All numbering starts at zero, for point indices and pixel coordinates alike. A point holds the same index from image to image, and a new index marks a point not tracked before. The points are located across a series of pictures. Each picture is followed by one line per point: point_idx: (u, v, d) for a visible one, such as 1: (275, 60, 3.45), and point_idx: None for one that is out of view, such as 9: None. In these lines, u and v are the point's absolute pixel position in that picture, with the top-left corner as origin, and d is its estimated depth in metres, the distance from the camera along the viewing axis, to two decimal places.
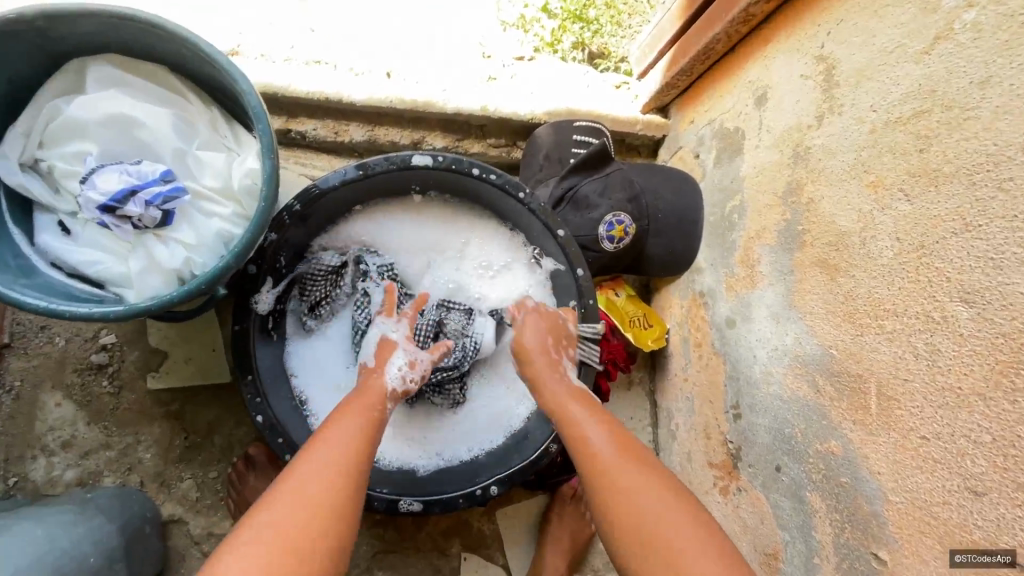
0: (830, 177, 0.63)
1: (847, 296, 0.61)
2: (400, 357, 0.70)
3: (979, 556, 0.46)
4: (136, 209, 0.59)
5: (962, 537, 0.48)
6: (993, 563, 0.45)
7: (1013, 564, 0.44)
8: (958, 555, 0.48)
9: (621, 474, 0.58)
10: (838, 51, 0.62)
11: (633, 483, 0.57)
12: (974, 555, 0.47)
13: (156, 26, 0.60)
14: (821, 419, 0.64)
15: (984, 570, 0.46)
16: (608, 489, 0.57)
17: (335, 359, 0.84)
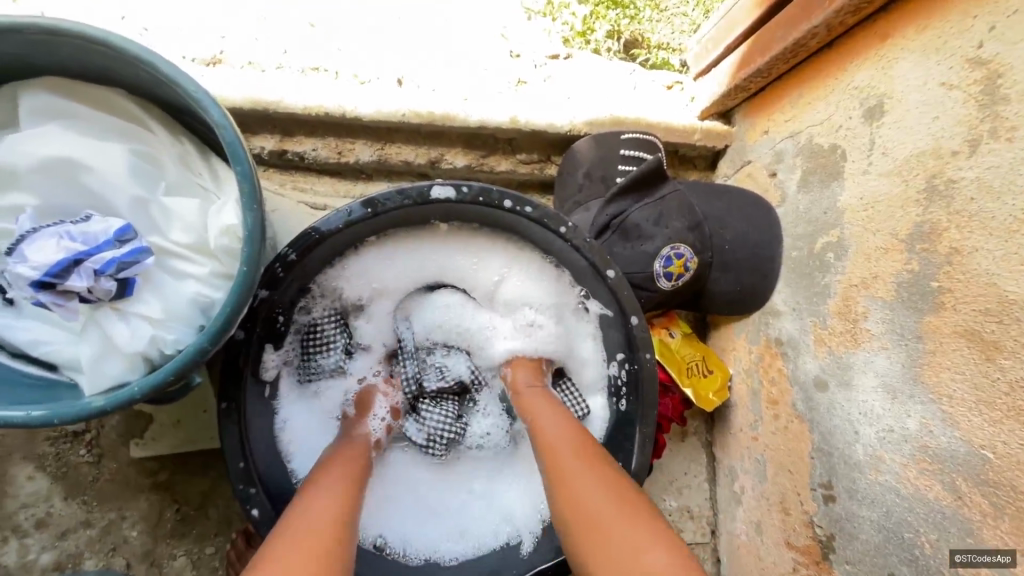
0: (989, 225, 0.47)
1: (1013, 386, 0.45)
2: (382, 406, 0.70)
3: (979, 556, 0.48)
4: (82, 282, 0.46)
5: (966, 539, 0.49)
6: (993, 564, 0.46)
7: (1012, 564, 0.45)
8: (958, 555, 0.50)
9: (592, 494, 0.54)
10: (1008, 55, 0.46)
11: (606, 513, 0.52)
12: (974, 555, 0.48)
13: (97, 42, 0.46)
14: (964, 536, 0.50)
15: (985, 570, 0.47)
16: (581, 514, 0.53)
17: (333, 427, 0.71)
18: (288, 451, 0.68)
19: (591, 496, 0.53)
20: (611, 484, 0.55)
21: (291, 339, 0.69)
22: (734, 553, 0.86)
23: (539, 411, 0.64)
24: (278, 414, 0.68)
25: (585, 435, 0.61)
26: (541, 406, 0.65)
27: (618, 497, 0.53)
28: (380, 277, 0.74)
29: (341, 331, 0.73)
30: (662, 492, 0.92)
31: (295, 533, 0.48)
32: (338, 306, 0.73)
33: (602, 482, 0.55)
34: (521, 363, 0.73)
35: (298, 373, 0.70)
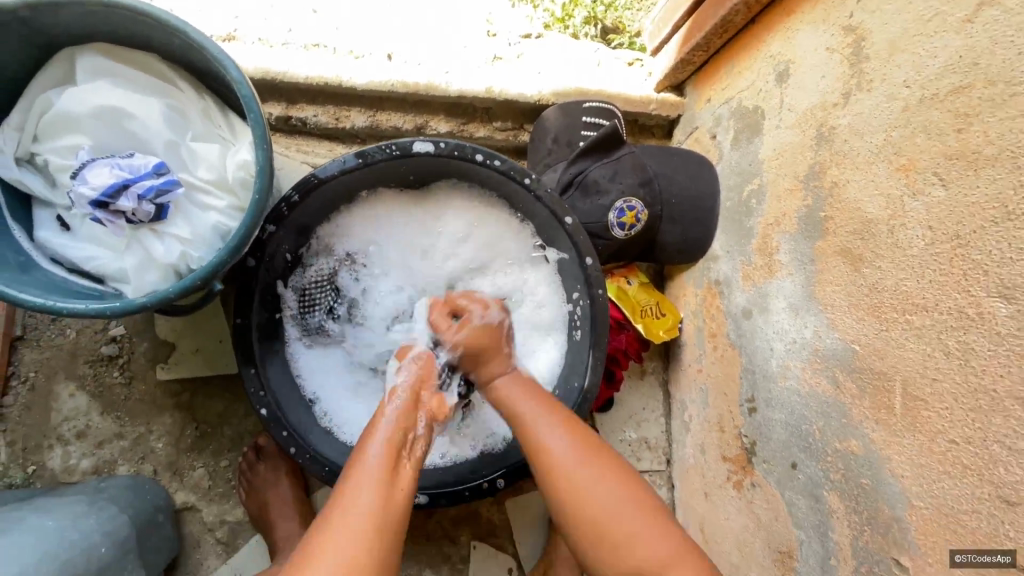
0: (856, 160, 0.58)
1: (871, 288, 0.57)
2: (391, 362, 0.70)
3: (979, 556, 0.45)
4: (129, 203, 0.59)
5: (963, 537, 0.47)
6: (994, 564, 0.44)
7: (1013, 565, 0.43)
8: (958, 555, 0.47)
9: (582, 474, 0.58)
10: (869, 21, 0.57)
11: (592, 486, 0.57)
12: (975, 555, 0.46)
13: (140, 11, 0.58)
14: (841, 418, 0.61)
15: (986, 571, 0.45)
16: (570, 484, 0.58)
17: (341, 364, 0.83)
18: (297, 379, 0.80)
19: (584, 471, 0.58)
20: (592, 459, 0.59)
21: (292, 289, 0.81)
22: (684, 474, 0.97)
23: (515, 400, 0.66)
24: (290, 351, 0.80)
25: (559, 412, 0.64)
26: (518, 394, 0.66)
27: (606, 473, 0.58)
28: (366, 238, 0.85)
29: (333, 289, 0.84)
30: (623, 424, 1.03)
31: (344, 547, 0.48)
32: (329, 271, 0.84)
33: (585, 461, 0.59)
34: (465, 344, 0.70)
35: (299, 322, 0.82)
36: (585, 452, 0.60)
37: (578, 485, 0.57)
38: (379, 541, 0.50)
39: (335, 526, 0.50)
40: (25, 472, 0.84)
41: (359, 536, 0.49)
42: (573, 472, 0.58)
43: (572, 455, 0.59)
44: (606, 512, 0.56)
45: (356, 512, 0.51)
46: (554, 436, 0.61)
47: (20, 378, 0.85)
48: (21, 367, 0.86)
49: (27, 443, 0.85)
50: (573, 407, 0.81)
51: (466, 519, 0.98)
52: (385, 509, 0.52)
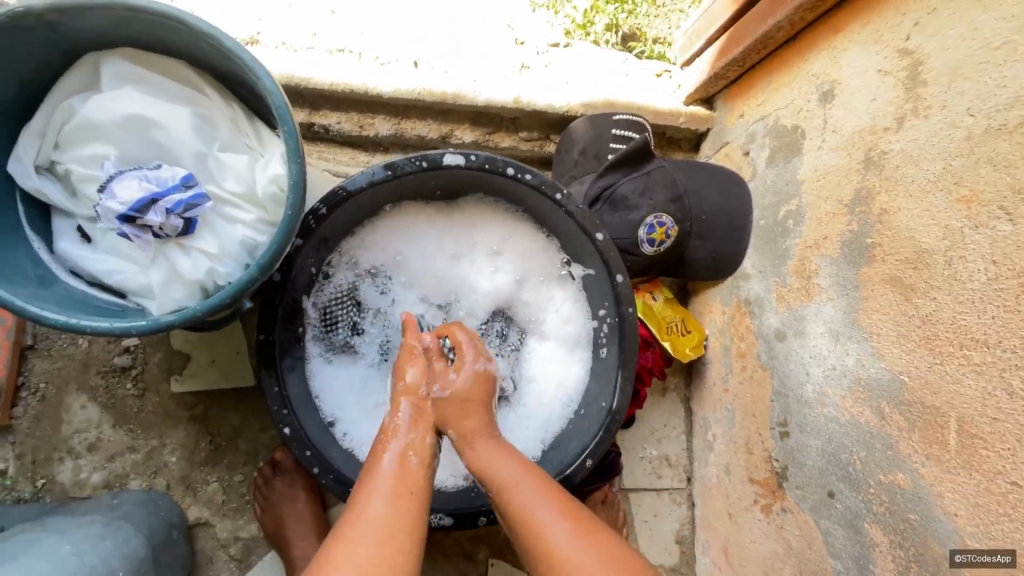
0: (908, 188, 0.57)
1: (925, 320, 0.55)
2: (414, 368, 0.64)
3: (980, 556, 0.49)
4: (157, 218, 0.56)
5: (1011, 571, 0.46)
6: (994, 564, 0.48)
7: (1013, 564, 0.47)
8: (958, 555, 0.51)
9: (587, 564, 0.49)
10: (927, 46, 0.55)
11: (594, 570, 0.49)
12: (975, 555, 0.49)
13: (171, 17, 0.55)
14: (886, 450, 0.59)
15: (987, 570, 0.48)
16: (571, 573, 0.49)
17: (360, 380, 0.80)
18: (315, 398, 0.77)
19: (589, 564, 0.49)
20: (600, 548, 0.50)
21: (316, 304, 0.79)
22: (706, 494, 0.96)
23: (501, 465, 0.56)
24: (309, 369, 0.77)
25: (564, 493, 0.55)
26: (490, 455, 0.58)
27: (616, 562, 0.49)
28: (391, 251, 0.83)
29: (352, 303, 0.81)
30: (643, 441, 1.02)
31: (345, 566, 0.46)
32: (352, 287, 0.81)
33: (591, 546, 0.50)
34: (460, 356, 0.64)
35: (321, 337, 0.79)
36: (594, 543, 0.50)
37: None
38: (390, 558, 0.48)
39: (338, 548, 0.48)
40: (34, 486, 0.82)
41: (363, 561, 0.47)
42: (572, 554, 0.50)
43: (573, 540, 0.50)
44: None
45: (364, 538, 0.48)
46: (552, 515, 0.52)
47: (29, 388, 0.83)
48: (31, 377, 0.83)
49: (36, 456, 0.82)
50: (600, 429, 0.78)
51: (484, 537, 0.96)
52: (394, 538, 0.49)
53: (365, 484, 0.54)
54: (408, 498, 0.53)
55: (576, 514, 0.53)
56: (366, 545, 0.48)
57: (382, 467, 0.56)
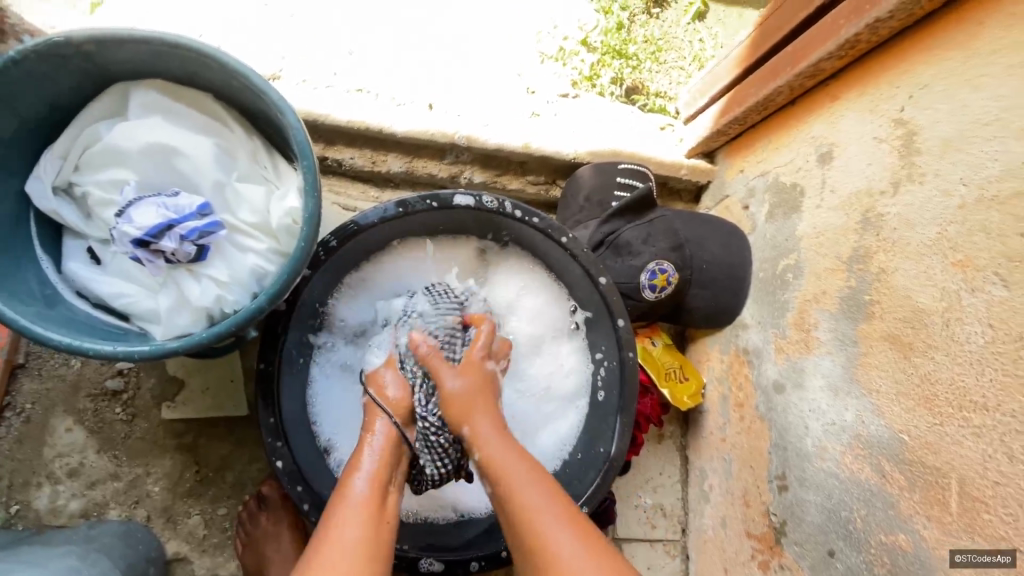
0: (906, 250, 0.59)
1: (924, 378, 0.56)
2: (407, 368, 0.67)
3: (979, 556, 0.49)
4: (171, 244, 0.57)
5: None
6: (993, 563, 0.48)
7: (1012, 564, 0.47)
8: (958, 555, 0.51)
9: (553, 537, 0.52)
10: (921, 117, 0.59)
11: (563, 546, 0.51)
12: (975, 555, 0.49)
13: (207, 55, 0.57)
14: (886, 509, 0.59)
15: (984, 570, 0.48)
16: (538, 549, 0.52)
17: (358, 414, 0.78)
18: (312, 422, 0.76)
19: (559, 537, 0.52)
20: (588, 542, 0.52)
21: (324, 335, 0.79)
22: (701, 547, 0.94)
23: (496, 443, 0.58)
24: (308, 393, 0.76)
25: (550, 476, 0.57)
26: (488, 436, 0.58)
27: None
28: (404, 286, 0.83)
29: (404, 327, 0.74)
30: (639, 489, 1.00)
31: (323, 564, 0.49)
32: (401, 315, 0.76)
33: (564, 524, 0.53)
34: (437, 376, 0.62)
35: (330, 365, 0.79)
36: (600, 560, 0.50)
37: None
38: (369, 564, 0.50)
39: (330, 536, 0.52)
40: (8, 512, 0.78)
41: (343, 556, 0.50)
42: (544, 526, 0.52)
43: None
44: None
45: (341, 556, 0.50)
46: (534, 491, 0.55)
47: (15, 408, 0.80)
48: (18, 398, 0.80)
49: (14, 479, 0.79)
50: (597, 478, 0.79)
51: None
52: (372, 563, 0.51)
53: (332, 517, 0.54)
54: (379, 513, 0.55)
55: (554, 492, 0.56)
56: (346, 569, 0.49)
57: (354, 484, 0.56)
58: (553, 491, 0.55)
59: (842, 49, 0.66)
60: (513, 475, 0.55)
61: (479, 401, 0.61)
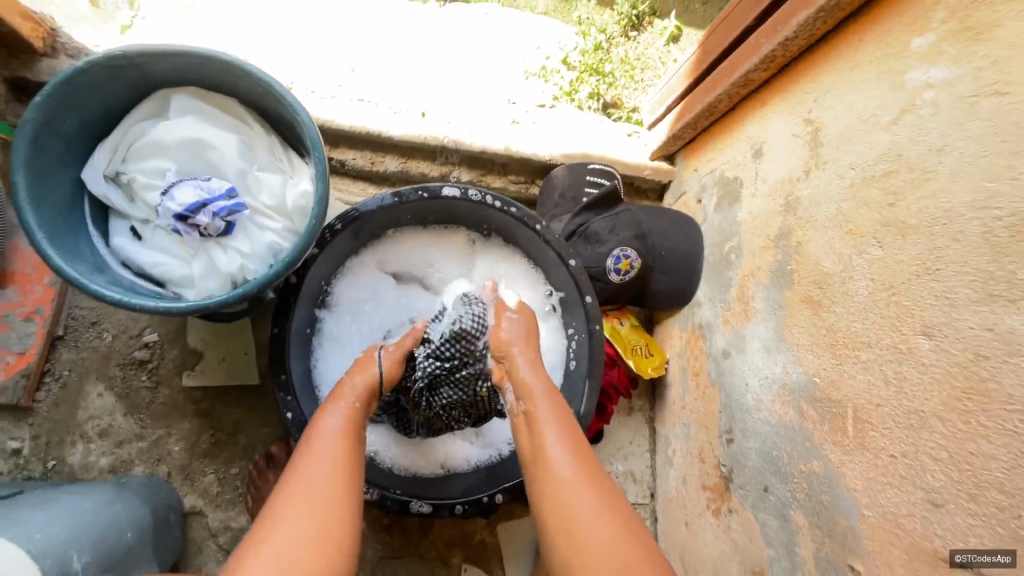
0: (815, 225, 0.71)
1: (829, 328, 0.68)
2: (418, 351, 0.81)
3: (981, 557, 0.48)
4: (204, 219, 0.69)
5: (897, 530, 0.57)
6: (995, 564, 0.47)
7: (1014, 565, 0.46)
8: (958, 555, 0.50)
9: (564, 476, 0.59)
10: (823, 117, 0.71)
11: (572, 486, 0.58)
12: (975, 555, 0.49)
13: (237, 66, 0.70)
14: (806, 443, 0.70)
15: (987, 571, 0.47)
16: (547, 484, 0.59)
17: None
18: (317, 386, 0.87)
19: (568, 479, 0.58)
20: (593, 488, 0.58)
21: (327, 310, 0.91)
22: (667, 507, 1.04)
23: (535, 386, 0.69)
24: (313, 359, 0.88)
25: (570, 421, 0.65)
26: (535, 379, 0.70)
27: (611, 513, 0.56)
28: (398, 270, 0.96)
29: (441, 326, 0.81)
30: (611, 457, 1.10)
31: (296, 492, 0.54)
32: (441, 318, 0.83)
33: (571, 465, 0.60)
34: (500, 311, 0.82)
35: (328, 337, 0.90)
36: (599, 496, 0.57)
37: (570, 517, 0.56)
38: (335, 497, 0.55)
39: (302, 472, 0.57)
40: (45, 466, 0.88)
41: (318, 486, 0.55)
42: (555, 463, 0.60)
43: (586, 511, 0.56)
44: (594, 538, 0.54)
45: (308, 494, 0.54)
46: (552, 436, 0.63)
47: (53, 375, 0.90)
48: (56, 366, 0.91)
49: (51, 438, 0.89)
50: None
51: (459, 542, 1.02)
52: (337, 493, 0.55)
53: (306, 450, 0.60)
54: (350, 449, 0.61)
55: (571, 437, 0.63)
56: (302, 519, 0.52)
57: (324, 425, 0.63)
58: (563, 414, 0.66)
59: (764, 62, 0.79)
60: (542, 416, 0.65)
61: (523, 342, 0.76)
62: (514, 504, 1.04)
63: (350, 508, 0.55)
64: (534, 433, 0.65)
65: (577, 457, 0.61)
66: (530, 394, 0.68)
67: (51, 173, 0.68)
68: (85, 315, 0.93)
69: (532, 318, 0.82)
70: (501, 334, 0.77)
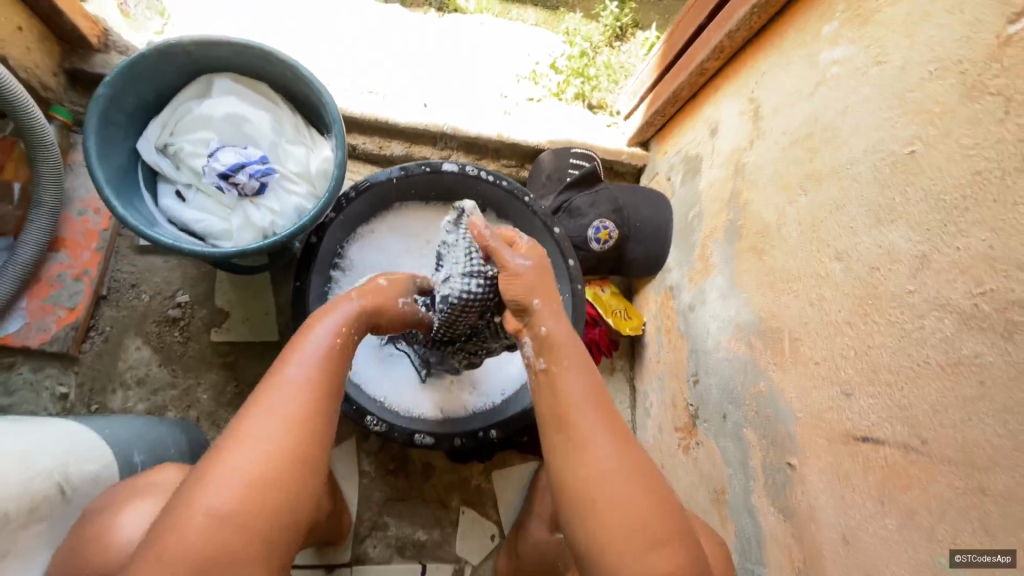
0: (758, 184, 0.84)
1: (770, 269, 0.80)
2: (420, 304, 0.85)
3: (981, 558, 0.49)
4: (242, 179, 0.82)
5: (820, 423, 0.68)
6: (994, 563, 0.48)
7: (1014, 565, 0.47)
8: (958, 556, 0.51)
9: (592, 437, 0.61)
10: (762, 95, 0.86)
11: (600, 446, 0.60)
12: (975, 555, 0.49)
13: (270, 54, 0.83)
14: (754, 369, 0.82)
15: (987, 571, 0.48)
16: (569, 441, 0.61)
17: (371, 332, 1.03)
18: None
19: (597, 442, 0.60)
20: (624, 454, 0.60)
21: (342, 273, 1.03)
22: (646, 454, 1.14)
23: (563, 347, 0.69)
24: None
25: (597, 387, 0.66)
26: (562, 338, 0.70)
27: (635, 476, 0.59)
28: (404, 239, 1.09)
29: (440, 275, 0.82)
30: None
31: (263, 418, 0.55)
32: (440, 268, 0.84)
33: (598, 425, 0.62)
34: (499, 259, 0.75)
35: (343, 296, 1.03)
36: (624, 458, 0.60)
37: (593, 476, 0.58)
38: (299, 426, 0.56)
39: (268, 399, 0.56)
40: (88, 410, 0.99)
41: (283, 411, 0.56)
42: (581, 422, 0.62)
43: (611, 473, 0.58)
44: (618, 497, 0.57)
45: (270, 420, 0.55)
46: (580, 399, 0.64)
47: (97, 330, 1.02)
48: (100, 321, 1.02)
49: (94, 385, 1.00)
50: None
51: (457, 487, 1.12)
52: (305, 423, 0.56)
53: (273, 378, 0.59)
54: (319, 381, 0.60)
55: (599, 401, 0.65)
56: (263, 447, 0.53)
57: (300, 352, 0.62)
58: (590, 385, 0.66)
59: (715, 52, 0.94)
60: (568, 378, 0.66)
61: (541, 291, 0.74)
62: (507, 453, 1.15)
63: (310, 439, 0.56)
64: (558, 396, 0.65)
65: (610, 431, 0.62)
66: (555, 352, 0.68)
67: (114, 141, 0.81)
68: (126, 278, 1.05)
69: (540, 263, 0.77)
70: (518, 283, 0.73)
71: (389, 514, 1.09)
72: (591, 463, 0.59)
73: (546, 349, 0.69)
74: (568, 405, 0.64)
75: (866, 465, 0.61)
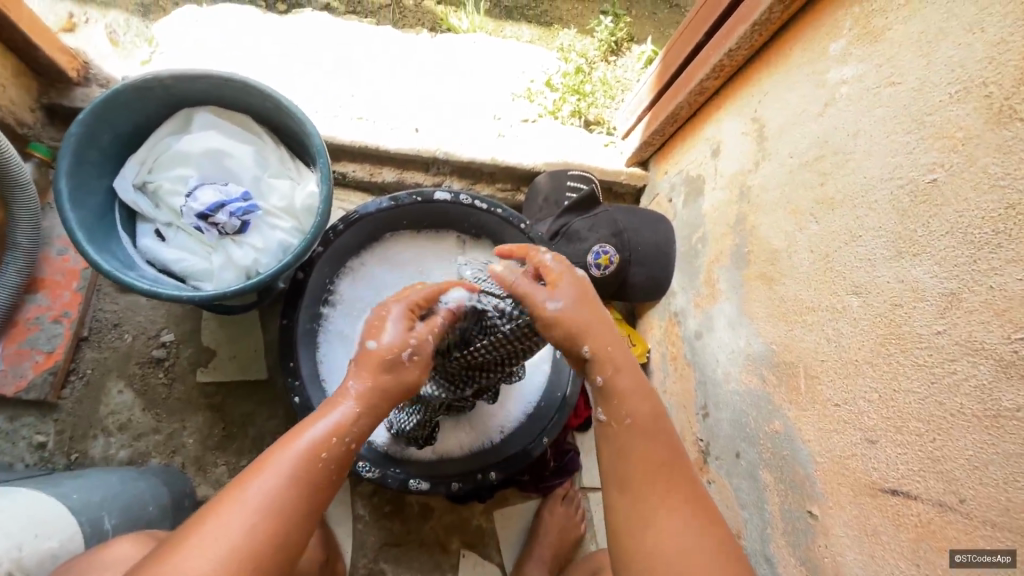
0: (766, 209, 0.80)
1: (782, 299, 0.75)
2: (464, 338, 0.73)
3: (982, 560, 0.48)
4: (223, 217, 0.79)
5: (844, 471, 0.63)
6: (995, 566, 0.46)
7: (1014, 567, 0.45)
8: (960, 559, 0.49)
9: (672, 510, 0.58)
10: (765, 115, 0.82)
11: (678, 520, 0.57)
12: (974, 557, 0.48)
13: (250, 86, 0.79)
14: (768, 406, 0.77)
15: (987, 572, 0.47)
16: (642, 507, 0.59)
17: None
18: (323, 379, 0.95)
19: (677, 515, 0.58)
20: (706, 532, 0.57)
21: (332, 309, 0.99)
22: None
23: (635, 397, 0.64)
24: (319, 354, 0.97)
25: (673, 446, 0.63)
26: (630, 384, 0.65)
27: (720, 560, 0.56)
28: (395, 271, 1.04)
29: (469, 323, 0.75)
30: None
31: (240, 508, 0.50)
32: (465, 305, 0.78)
33: (674, 492, 0.60)
34: (532, 301, 0.67)
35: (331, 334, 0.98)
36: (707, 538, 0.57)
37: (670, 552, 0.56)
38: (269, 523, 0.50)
39: (251, 484, 0.52)
40: (68, 458, 0.94)
41: (261, 501, 0.51)
42: (655, 490, 0.60)
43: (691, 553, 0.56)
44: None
45: (240, 513, 0.50)
46: (659, 458, 0.62)
47: (78, 373, 0.98)
48: (81, 364, 0.98)
49: (74, 432, 0.96)
50: (553, 412, 0.97)
51: (457, 529, 1.07)
52: (276, 522, 0.50)
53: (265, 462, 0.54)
54: (307, 476, 0.54)
55: (673, 461, 0.62)
56: (222, 551, 0.48)
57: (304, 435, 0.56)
58: (664, 442, 0.63)
59: (715, 70, 0.90)
60: (644, 437, 0.63)
61: (598, 329, 0.66)
62: (509, 490, 1.10)
63: (276, 541, 0.50)
64: (625, 455, 0.62)
65: (688, 504, 0.59)
66: (625, 401, 0.64)
67: (87, 181, 0.77)
68: (108, 318, 1.01)
69: (582, 296, 0.68)
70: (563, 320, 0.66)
71: (386, 561, 1.03)
72: (673, 541, 0.56)
73: (615, 394, 0.64)
74: (645, 463, 0.61)
75: (896, 521, 0.56)
